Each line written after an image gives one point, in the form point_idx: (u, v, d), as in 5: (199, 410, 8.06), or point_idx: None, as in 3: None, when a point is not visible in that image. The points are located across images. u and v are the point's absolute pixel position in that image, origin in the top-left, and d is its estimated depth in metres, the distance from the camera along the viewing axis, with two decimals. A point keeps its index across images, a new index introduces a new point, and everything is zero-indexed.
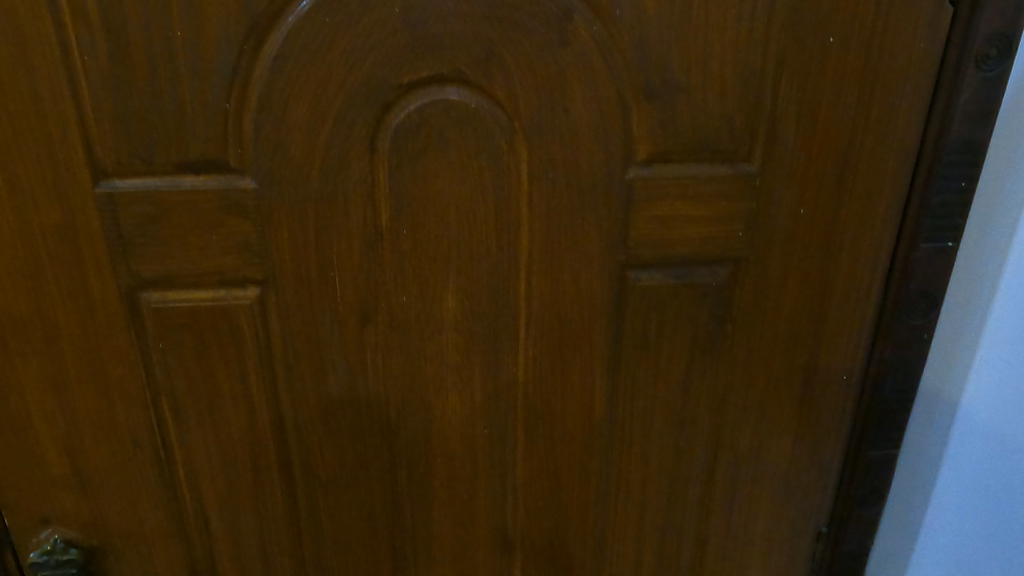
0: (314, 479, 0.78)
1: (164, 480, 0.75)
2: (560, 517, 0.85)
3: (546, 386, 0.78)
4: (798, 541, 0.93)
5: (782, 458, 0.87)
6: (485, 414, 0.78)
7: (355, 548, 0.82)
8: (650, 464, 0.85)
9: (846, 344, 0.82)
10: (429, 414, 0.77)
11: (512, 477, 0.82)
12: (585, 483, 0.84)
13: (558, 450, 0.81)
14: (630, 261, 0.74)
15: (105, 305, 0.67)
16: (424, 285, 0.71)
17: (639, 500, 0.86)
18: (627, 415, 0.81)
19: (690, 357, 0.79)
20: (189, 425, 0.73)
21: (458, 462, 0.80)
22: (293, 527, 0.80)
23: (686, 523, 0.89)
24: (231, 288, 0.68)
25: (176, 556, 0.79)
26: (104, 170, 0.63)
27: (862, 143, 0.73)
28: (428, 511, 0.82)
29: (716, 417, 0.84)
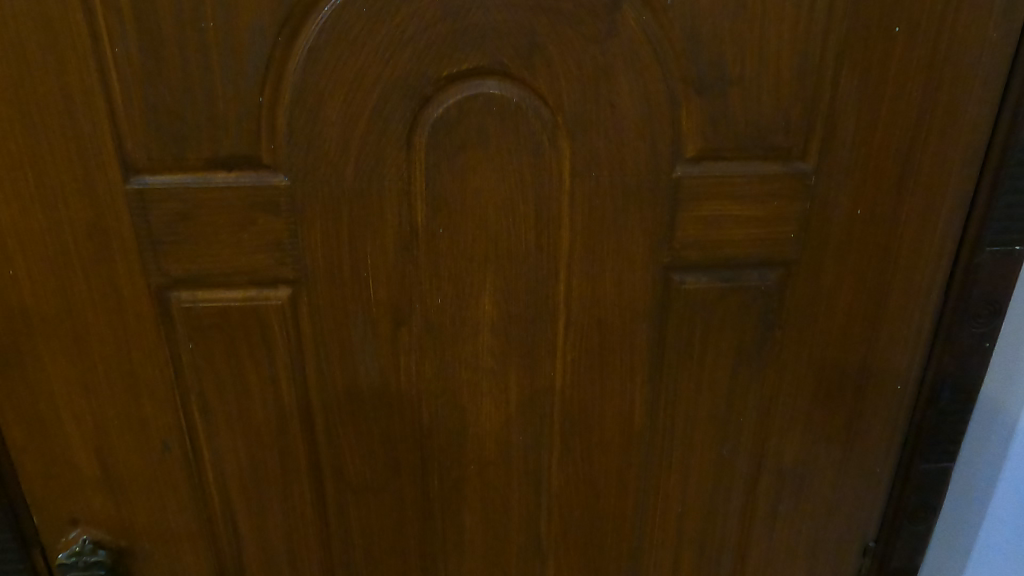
0: (343, 482, 0.76)
1: (192, 482, 0.73)
2: (596, 527, 0.82)
3: (584, 392, 0.75)
4: (845, 557, 0.89)
5: (830, 470, 0.83)
6: (521, 420, 0.75)
7: (385, 555, 0.80)
8: (692, 474, 0.81)
9: (903, 353, 0.78)
10: (463, 419, 0.75)
11: (547, 486, 0.79)
12: (623, 493, 0.81)
13: (595, 458, 0.78)
14: (674, 263, 0.71)
15: (134, 303, 0.65)
16: (461, 285, 0.69)
17: (679, 512, 0.83)
18: (668, 423, 0.78)
19: (736, 365, 0.76)
20: (218, 426, 0.71)
21: (491, 470, 0.78)
22: (322, 532, 0.78)
23: (727, 536, 0.85)
24: (262, 288, 0.67)
25: (203, 558, 0.78)
26: (135, 165, 0.61)
27: (928, 139, 0.69)
28: (459, 520, 0.80)
29: (762, 428, 0.80)
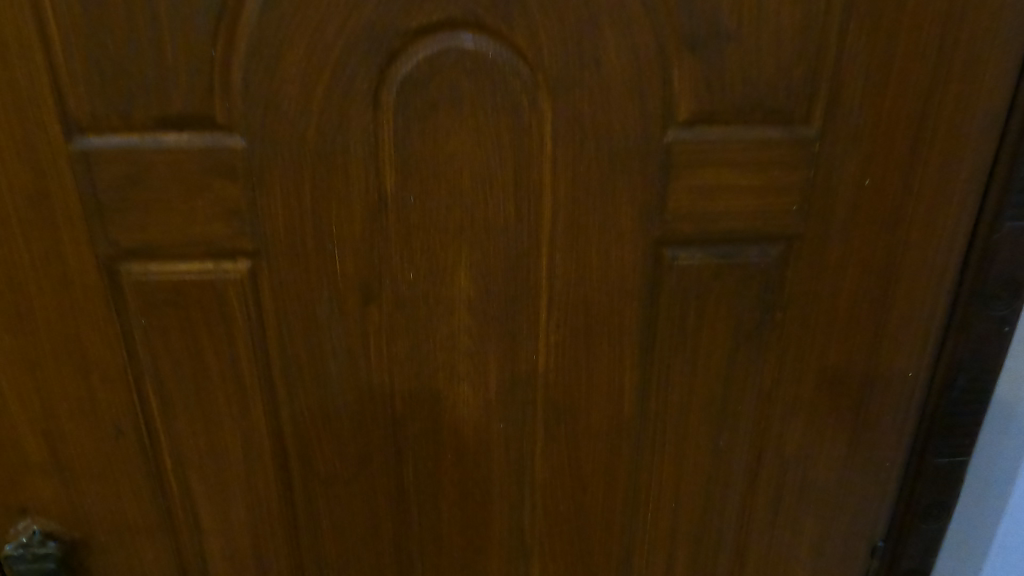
0: (311, 472, 0.71)
1: (150, 469, 0.69)
2: (584, 524, 0.77)
3: (569, 377, 0.70)
4: (851, 558, 0.83)
5: (835, 464, 0.77)
6: (502, 407, 0.70)
7: (358, 551, 0.75)
8: (686, 467, 0.76)
9: (914, 337, 0.72)
10: (439, 405, 0.70)
11: (529, 478, 0.74)
12: (612, 487, 0.75)
13: (582, 449, 0.73)
14: (666, 237, 0.65)
15: (82, 276, 0.61)
16: (435, 259, 0.64)
17: (672, 508, 0.77)
18: (660, 411, 0.73)
19: (733, 348, 0.70)
20: (175, 409, 0.67)
21: (470, 461, 0.72)
22: (290, 525, 0.73)
23: (725, 534, 0.80)
24: (219, 260, 0.62)
25: (162, 552, 0.73)
26: (78, 125, 0.56)
27: (943, 102, 0.63)
28: (437, 513, 0.75)
29: (762, 418, 0.74)
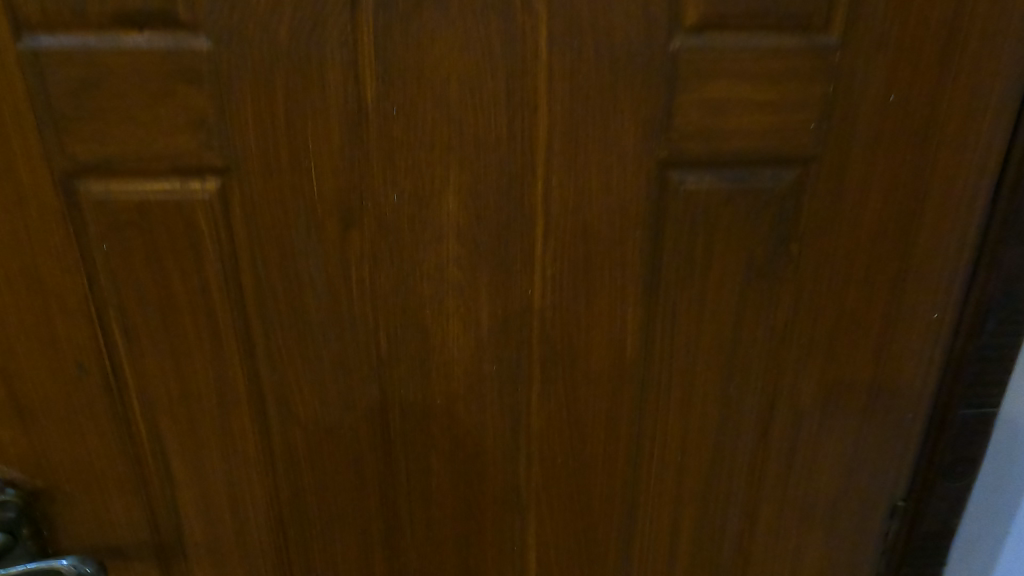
0: (291, 418, 0.66)
1: (116, 412, 0.64)
2: (583, 477, 0.72)
3: (567, 314, 0.64)
4: (870, 519, 0.77)
5: (854, 414, 0.72)
6: (494, 347, 0.65)
7: (341, 505, 0.70)
8: (693, 417, 0.70)
9: (941, 275, 0.66)
10: (427, 346, 0.64)
11: (525, 426, 0.69)
12: (613, 436, 0.70)
13: (581, 394, 0.68)
14: (672, 159, 0.60)
15: (37, 194, 0.56)
16: (420, 181, 0.58)
17: (678, 460, 0.72)
18: (665, 355, 0.67)
19: (746, 285, 0.65)
20: (142, 347, 0.62)
21: (461, 407, 0.67)
22: (268, 477, 0.68)
23: (735, 492, 0.75)
24: (186, 179, 0.57)
25: (133, 502, 0.68)
26: (27, 22, 0.51)
27: (977, 7, 0.57)
28: (426, 464, 0.70)
29: (775, 363, 0.69)
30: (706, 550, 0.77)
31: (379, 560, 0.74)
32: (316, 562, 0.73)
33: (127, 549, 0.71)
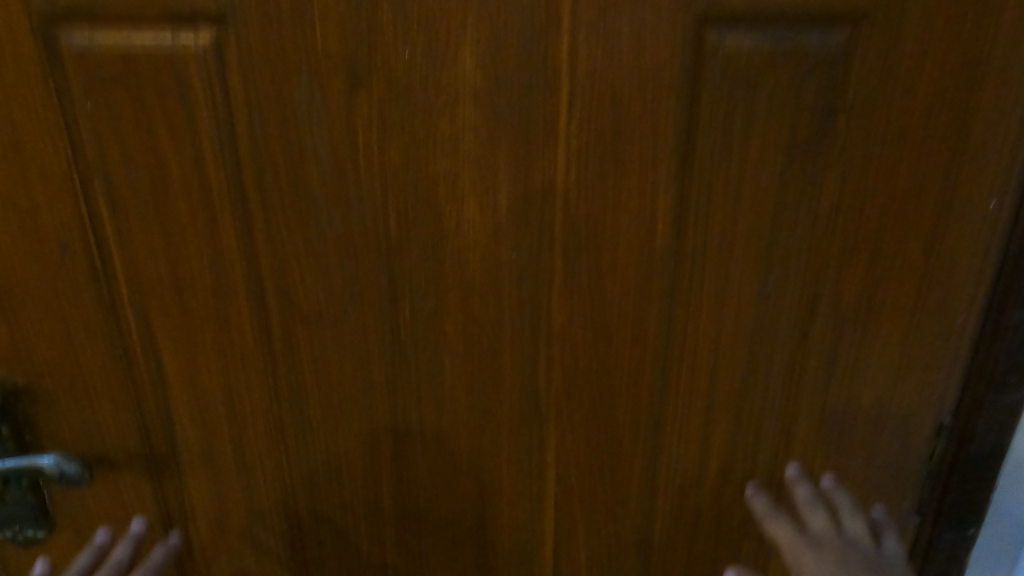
0: (293, 308, 0.61)
1: (102, 302, 0.59)
2: (607, 384, 0.67)
3: (594, 195, 0.59)
4: (913, 436, 0.72)
5: (904, 318, 0.66)
6: (513, 234, 0.60)
7: (346, 409, 0.66)
8: (727, 318, 0.64)
9: (1004, 159, 0.60)
10: (440, 228, 0.59)
11: (544, 326, 0.64)
12: (640, 339, 0.65)
13: (607, 290, 0.63)
14: (710, 15, 0.53)
15: (13, 41, 0.51)
16: (433, 36, 0.53)
17: (710, 369, 0.67)
18: (699, 247, 0.61)
19: (789, 165, 0.59)
20: (131, 227, 0.57)
21: (476, 302, 0.62)
22: (266, 377, 0.64)
23: (770, 406, 0.69)
24: (179, 29, 0.51)
25: (121, 405, 0.64)
26: None
27: None
28: (437, 366, 0.65)
29: (820, 259, 0.63)
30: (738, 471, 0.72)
31: (386, 472, 0.70)
32: (319, 474, 0.69)
33: (116, 458, 0.67)
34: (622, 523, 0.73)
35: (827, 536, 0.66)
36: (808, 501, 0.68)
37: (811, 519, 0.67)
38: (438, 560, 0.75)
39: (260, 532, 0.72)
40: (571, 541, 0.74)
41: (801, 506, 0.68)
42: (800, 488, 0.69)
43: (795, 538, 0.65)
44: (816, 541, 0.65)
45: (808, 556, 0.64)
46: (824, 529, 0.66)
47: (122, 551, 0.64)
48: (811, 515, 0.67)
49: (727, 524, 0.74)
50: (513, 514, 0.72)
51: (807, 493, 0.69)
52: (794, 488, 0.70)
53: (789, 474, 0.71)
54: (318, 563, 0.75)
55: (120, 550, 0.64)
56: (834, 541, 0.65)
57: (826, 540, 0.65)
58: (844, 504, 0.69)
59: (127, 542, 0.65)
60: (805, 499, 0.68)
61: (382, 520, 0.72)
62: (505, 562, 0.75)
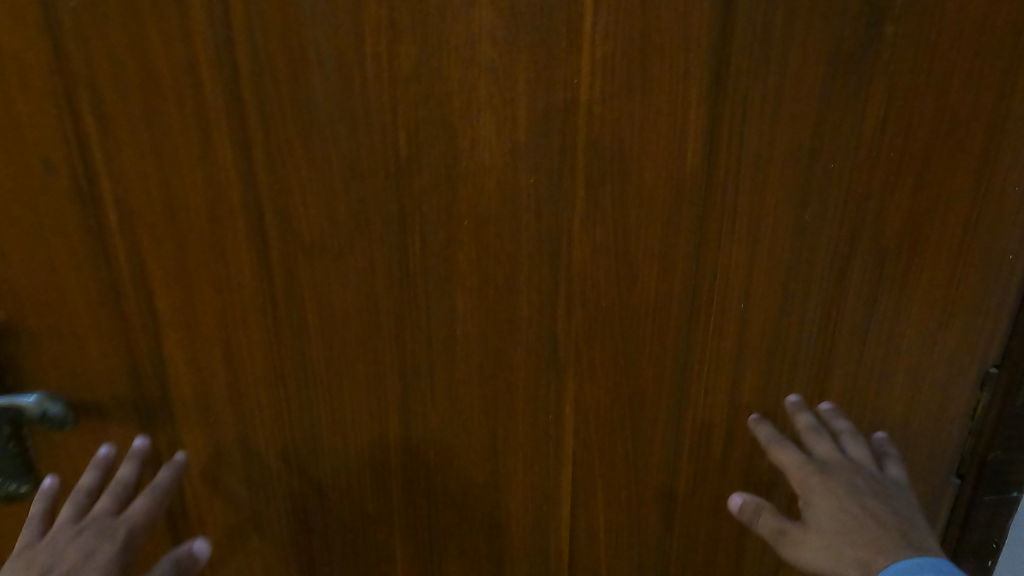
0: (294, 238, 0.57)
1: (90, 228, 0.56)
2: (631, 327, 0.62)
3: (620, 112, 0.54)
4: (956, 388, 0.68)
5: (949, 254, 0.62)
6: (532, 156, 0.55)
7: (351, 355, 0.62)
8: (759, 254, 0.60)
9: None
10: (454, 148, 0.55)
11: (564, 262, 0.59)
12: (667, 275, 0.60)
13: (632, 222, 0.58)
14: None
15: None
16: None
17: (741, 310, 0.62)
18: (731, 173, 0.57)
19: (828, 80, 0.55)
20: (120, 143, 0.53)
21: (491, 234, 0.58)
22: (265, 316, 0.60)
23: (803, 354, 0.65)
24: None
25: (110, 345, 0.60)
26: None
27: None
28: (449, 307, 0.60)
29: (859, 187, 0.58)
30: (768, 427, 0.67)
31: (394, 426, 0.65)
32: (321, 426, 0.65)
33: (104, 406, 0.63)
34: (644, 482, 0.69)
35: (833, 460, 0.62)
36: (812, 428, 0.64)
37: (816, 445, 0.63)
38: (447, 522, 0.71)
39: (260, 488, 0.68)
40: (589, 501, 0.69)
41: (803, 433, 0.64)
42: (803, 416, 0.65)
43: (802, 464, 0.62)
44: (824, 467, 0.61)
45: (817, 480, 0.60)
46: (831, 454, 0.62)
47: (124, 469, 0.60)
48: (815, 441, 0.63)
49: (755, 481, 0.71)
50: (528, 471, 0.68)
51: (810, 420, 0.65)
52: (796, 416, 0.65)
53: (790, 402, 0.66)
54: (320, 526, 0.71)
55: (123, 469, 0.60)
56: (841, 466, 0.61)
57: (832, 465, 0.61)
58: (846, 429, 0.65)
59: (128, 461, 0.61)
60: (808, 426, 0.64)
61: (388, 479, 0.68)
62: (518, 524, 0.71)
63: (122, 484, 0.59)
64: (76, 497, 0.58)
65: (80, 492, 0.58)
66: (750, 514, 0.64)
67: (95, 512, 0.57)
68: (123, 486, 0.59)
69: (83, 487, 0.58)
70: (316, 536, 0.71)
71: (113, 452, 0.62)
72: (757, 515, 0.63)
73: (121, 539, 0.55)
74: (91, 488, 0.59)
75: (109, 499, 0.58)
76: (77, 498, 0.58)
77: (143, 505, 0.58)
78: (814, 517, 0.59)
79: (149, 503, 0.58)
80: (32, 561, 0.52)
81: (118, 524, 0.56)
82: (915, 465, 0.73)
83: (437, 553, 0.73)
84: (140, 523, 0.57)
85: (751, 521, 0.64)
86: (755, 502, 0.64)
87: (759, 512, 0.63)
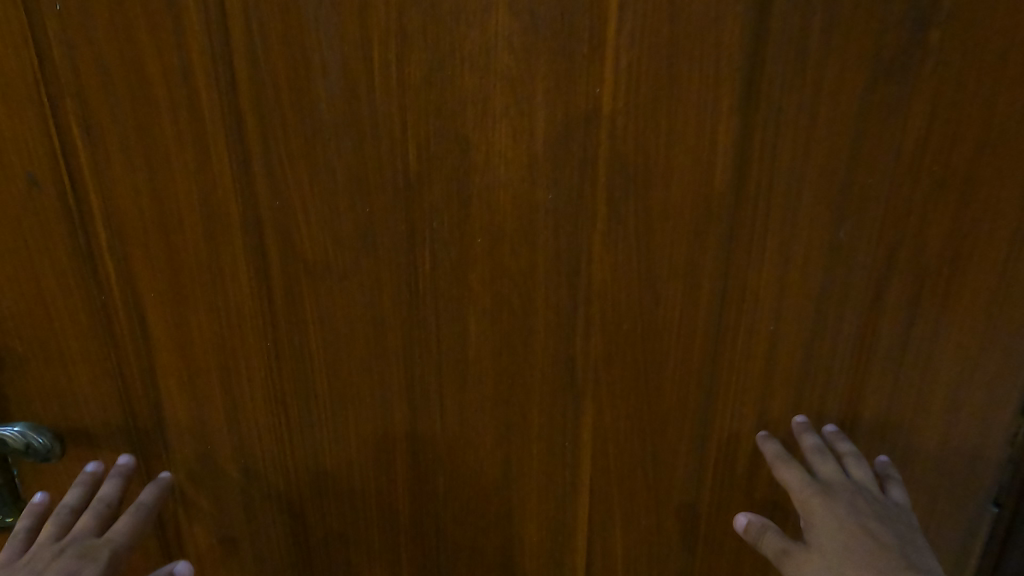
0: (295, 257, 0.53)
1: (77, 244, 0.52)
2: (653, 350, 0.58)
3: (645, 122, 0.51)
4: (997, 414, 0.63)
5: (997, 275, 0.57)
6: (551, 169, 0.52)
7: (356, 379, 0.58)
8: (792, 273, 0.56)
9: None
10: (467, 161, 0.51)
11: (583, 281, 0.55)
12: (693, 296, 0.56)
13: (656, 238, 0.54)
14: None
15: None
16: None
17: (771, 333, 0.58)
18: (763, 187, 0.53)
19: (869, 88, 0.51)
20: (111, 155, 0.50)
21: (506, 252, 0.54)
22: (264, 338, 0.56)
23: (837, 380, 0.61)
24: None
25: (100, 368, 0.56)
26: None
27: None
28: (460, 328, 0.57)
29: (900, 202, 0.55)
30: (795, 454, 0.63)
31: (401, 453, 0.61)
32: (324, 455, 0.61)
33: (94, 433, 0.59)
34: (665, 514, 0.65)
35: (838, 482, 0.57)
36: (818, 449, 0.59)
37: (821, 467, 0.58)
38: (456, 555, 0.67)
39: (259, 518, 0.64)
40: (606, 533, 0.65)
41: (808, 454, 0.59)
42: (809, 436, 0.60)
43: (805, 485, 0.57)
44: (828, 488, 0.57)
45: (820, 502, 0.56)
46: (835, 476, 0.58)
47: (107, 487, 0.56)
48: (821, 462, 0.58)
49: (781, 514, 0.66)
50: (542, 502, 0.64)
51: (816, 441, 0.59)
52: (801, 437, 0.60)
53: (796, 422, 0.61)
54: (322, 557, 0.67)
55: (106, 486, 0.56)
56: (845, 488, 0.57)
57: (836, 488, 0.57)
58: (851, 450, 0.60)
59: (111, 478, 0.57)
60: (814, 447, 0.59)
61: (395, 508, 0.64)
62: (532, 556, 0.67)
63: (106, 501, 0.55)
64: (57, 515, 0.53)
65: (62, 510, 0.53)
66: (755, 534, 0.59)
67: (77, 530, 0.52)
68: (106, 503, 0.54)
69: (65, 505, 0.54)
70: (318, 568, 0.67)
71: (99, 470, 0.58)
72: (761, 535, 0.59)
73: (105, 559, 0.50)
74: (73, 506, 0.54)
75: (91, 517, 0.53)
76: (58, 516, 0.53)
77: (128, 524, 0.53)
78: (816, 540, 0.54)
79: (134, 521, 0.54)
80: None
81: (102, 543, 0.51)
82: (948, 501, 0.67)
83: None
84: (124, 542, 0.52)
85: (755, 540, 0.59)
86: (761, 522, 0.60)
87: (764, 533, 0.59)
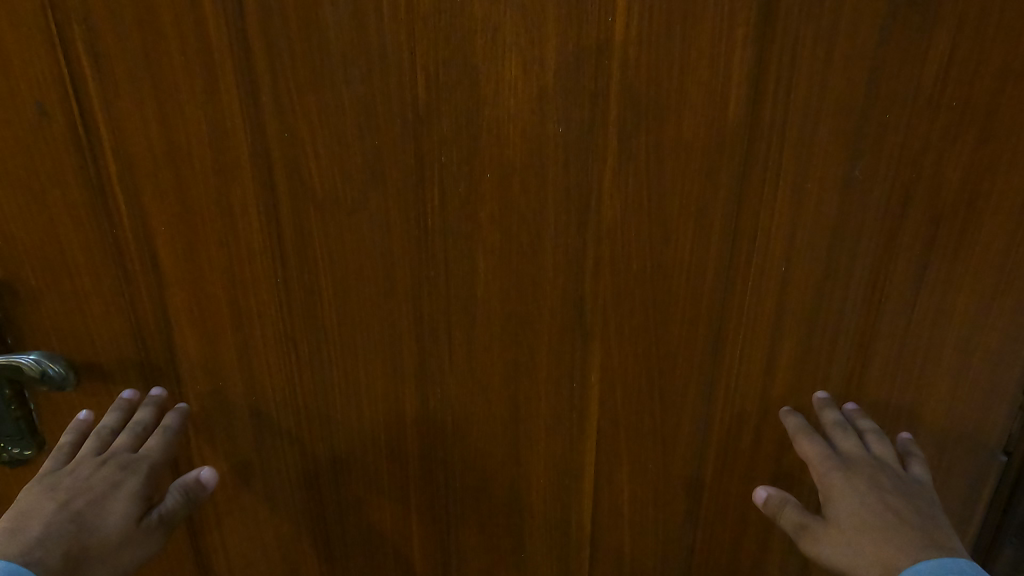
0: (304, 191, 0.53)
1: (88, 177, 0.53)
2: (661, 290, 0.58)
3: (658, 52, 0.50)
4: (1013, 361, 0.62)
5: (1016, 214, 0.56)
6: (561, 102, 0.51)
7: (366, 316, 0.58)
8: (805, 213, 0.55)
9: None
10: (476, 93, 0.51)
11: (592, 220, 0.55)
12: (703, 236, 0.56)
13: (667, 177, 0.54)
14: None
15: None
16: None
17: (781, 273, 0.58)
18: (777, 122, 0.52)
19: (890, 19, 0.49)
20: (118, 84, 0.50)
21: (515, 189, 0.54)
22: (274, 273, 0.56)
23: (848, 323, 0.60)
24: None
25: (112, 301, 0.57)
26: None
27: None
28: (468, 267, 0.57)
29: (919, 139, 0.53)
30: (815, 420, 0.64)
31: (410, 393, 0.62)
32: (334, 393, 0.62)
33: (109, 368, 0.60)
34: (671, 458, 0.65)
35: (857, 457, 0.57)
36: (840, 425, 0.60)
37: (841, 441, 0.59)
38: (464, 496, 0.68)
39: (273, 455, 0.65)
40: (613, 477, 0.66)
41: (830, 429, 0.60)
42: (830, 412, 0.61)
43: (826, 459, 0.57)
44: (848, 461, 0.57)
45: (839, 476, 0.56)
46: (857, 452, 0.58)
47: (143, 412, 0.58)
48: (842, 437, 0.59)
49: (790, 462, 0.66)
50: (550, 443, 0.65)
51: (837, 416, 0.60)
52: (822, 413, 0.61)
53: (817, 398, 0.62)
54: (332, 495, 0.68)
55: (142, 411, 0.58)
56: (866, 463, 0.57)
57: (857, 462, 0.57)
58: (871, 427, 0.60)
59: (146, 405, 0.58)
60: (835, 423, 0.60)
61: (404, 448, 0.65)
62: (539, 498, 0.68)
63: (142, 425, 0.57)
64: (98, 434, 0.55)
65: (103, 430, 0.56)
66: (775, 507, 0.60)
67: (115, 447, 0.55)
68: (142, 426, 0.57)
69: (105, 426, 0.56)
70: (329, 506, 0.69)
71: (135, 397, 0.60)
72: (780, 508, 0.59)
73: (144, 473, 0.53)
74: (114, 428, 0.56)
75: (128, 438, 0.56)
76: (99, 436, 0.55)
77: (162, 444, 0.56)
78: (835, 514, 0.54)
79: (167, 443, 0.56)
80: (55, 487, 0.51)
81: (140, 459, 0.54)
82: (957, 452, 0.67)
83: (455, 526, 0.70)
84: (160, 460, 0.55)
85: (775, 513, 0.60)
86: (780, 495, 0.60)
87: (783, 505, 0.59)
